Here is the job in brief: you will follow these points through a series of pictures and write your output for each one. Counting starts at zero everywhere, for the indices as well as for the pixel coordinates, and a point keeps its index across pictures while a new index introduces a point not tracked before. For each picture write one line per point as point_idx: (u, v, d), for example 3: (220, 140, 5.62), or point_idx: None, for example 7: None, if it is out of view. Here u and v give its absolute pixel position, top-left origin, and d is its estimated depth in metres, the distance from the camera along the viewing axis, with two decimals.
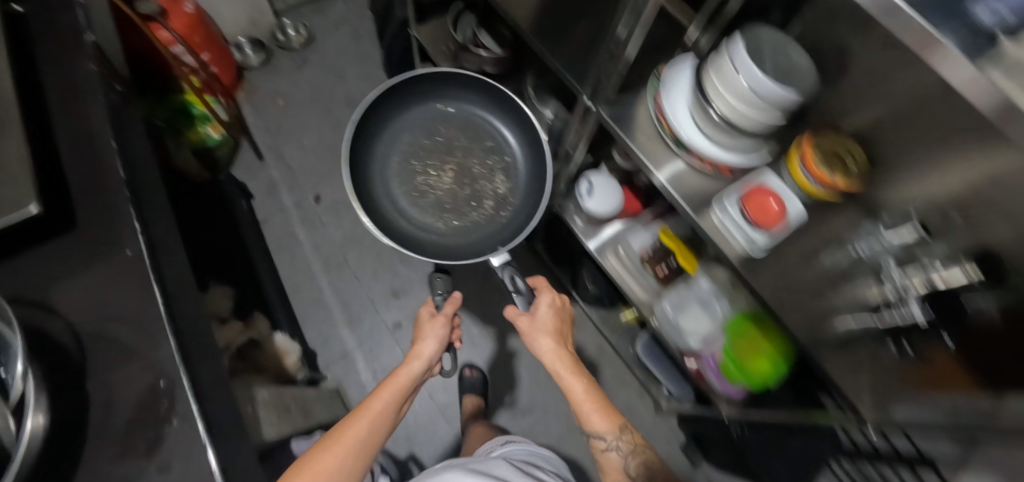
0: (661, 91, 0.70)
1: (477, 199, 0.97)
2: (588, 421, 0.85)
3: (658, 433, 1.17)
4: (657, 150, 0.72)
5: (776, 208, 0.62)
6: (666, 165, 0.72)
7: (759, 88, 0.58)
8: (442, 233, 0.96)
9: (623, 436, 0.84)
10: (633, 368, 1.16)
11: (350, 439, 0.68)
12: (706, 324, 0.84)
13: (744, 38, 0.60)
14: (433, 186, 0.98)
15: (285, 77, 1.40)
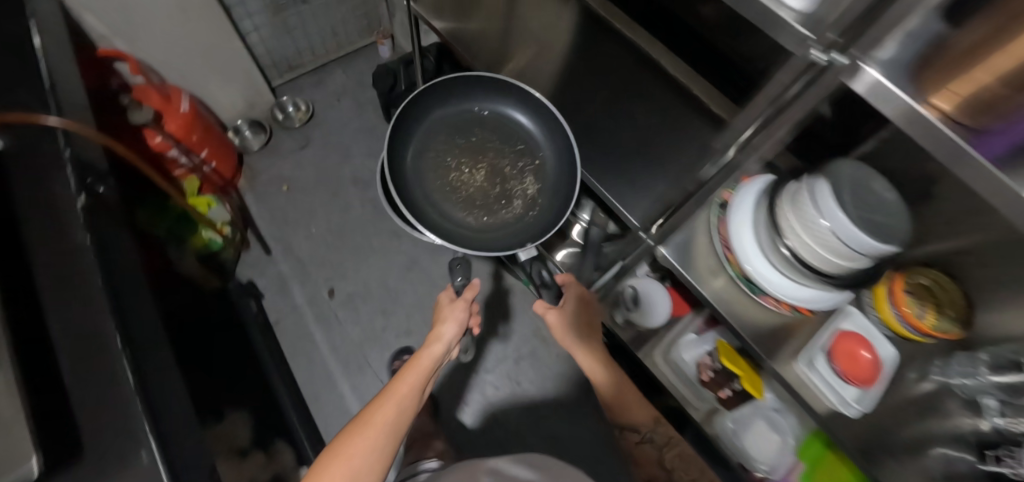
0: (726, 221, 0.65)
1: (511, 196, 0.86)
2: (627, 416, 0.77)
3: None
4: (727, 288, 0.66)
5: (868, 362, 0.57)
6: (735, 305, 0.65)
7: (841, 229, 0.52)
8: (472, 230, 0.84)
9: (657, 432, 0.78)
10: None
11: (381, 428, 0.58)
12: (777, 444, 0.77)
13: (822, 177, 0.55)
14: (465, 181, 0.87)
15: (288, 158, 1.34)
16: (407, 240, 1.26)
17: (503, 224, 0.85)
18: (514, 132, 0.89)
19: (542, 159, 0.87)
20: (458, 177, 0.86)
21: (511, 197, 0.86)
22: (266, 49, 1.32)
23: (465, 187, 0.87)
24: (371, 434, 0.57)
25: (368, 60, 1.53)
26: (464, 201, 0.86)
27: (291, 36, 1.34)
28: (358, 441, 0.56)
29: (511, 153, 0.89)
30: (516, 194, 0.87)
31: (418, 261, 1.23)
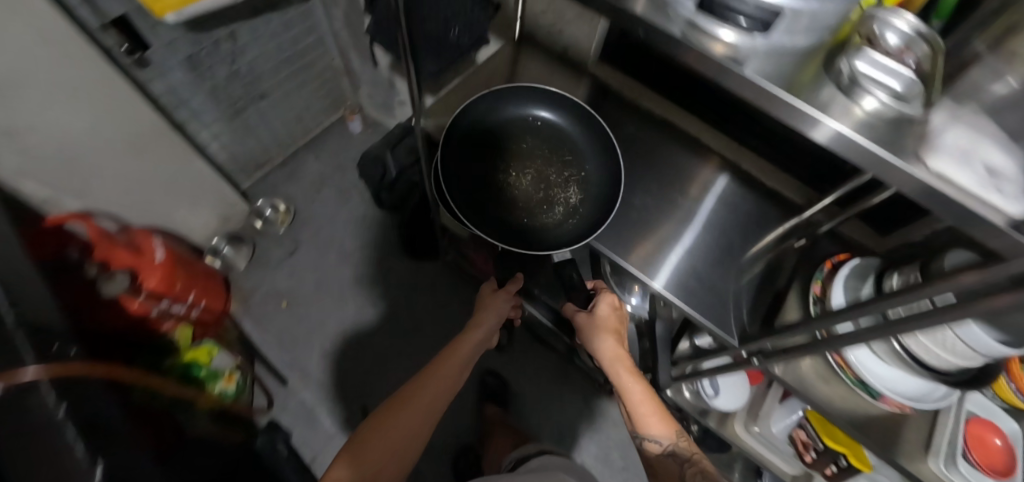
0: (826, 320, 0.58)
1: (553, 203, 0.72)
2: (643, 418, 0.65)
3: None
4: (842, 397, 0.60)
5: (1000, 450, 0.55)
6: (858, 413, 0.59)
7: (979, 343, 0.46)
8: (510, 230, 0.70)
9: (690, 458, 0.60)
10: None
11: (424, 399, 0.64)
12: None
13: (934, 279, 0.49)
14: (503, 179, 0.73)
15: (280, 268, 1.22)
16: (433, 335, 1.17)
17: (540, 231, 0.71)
18: (560, 144, 0.76)
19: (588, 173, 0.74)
20: (501, 178, 0.73)
21: (551, 206, 0.72)
22: (228, 155, 1.19)
23: (506, 189, 0.73)
24: (415, 412, 0.62)
25: (340, 136, 1.40)
26: (500, 202, 0.72)
27: (253, 134, 1.21)
28: (402, 412, 0.61)
29: (553, 161, 0.75)
30: (558, 204, 0.73)
31: None
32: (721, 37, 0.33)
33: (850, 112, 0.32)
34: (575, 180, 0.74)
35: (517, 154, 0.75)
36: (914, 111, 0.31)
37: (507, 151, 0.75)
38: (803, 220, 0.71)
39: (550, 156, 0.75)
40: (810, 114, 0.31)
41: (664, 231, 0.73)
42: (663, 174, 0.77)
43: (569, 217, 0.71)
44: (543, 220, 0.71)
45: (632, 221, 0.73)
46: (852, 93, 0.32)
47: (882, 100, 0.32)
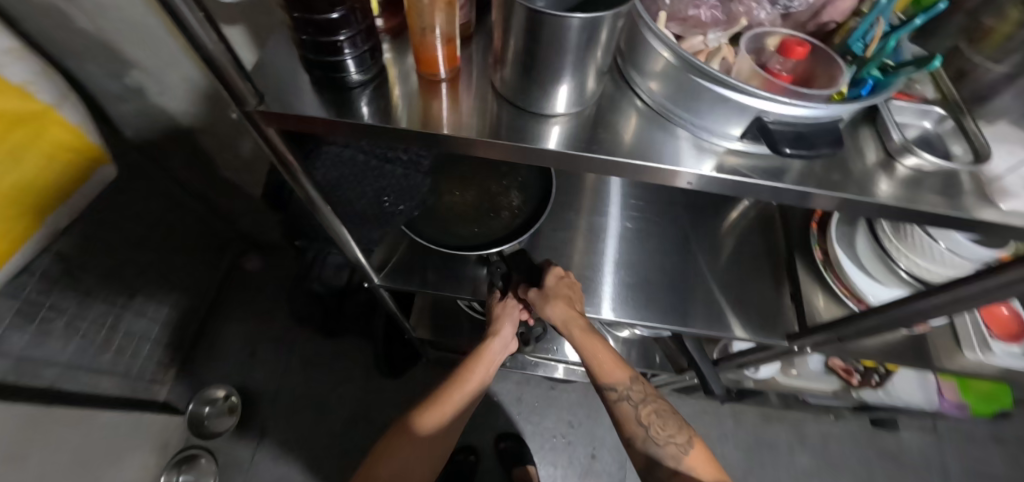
0: (838, 278, 0.61)
1: (498, 210, 0.63)
2: (601, 373, 0.55)
3: (881, 446, 1.11)
4: (881, 345, 0.63)
5: (1009, 318, 0.65)
6: (904, 348, 0.64)
7: (959, 244, 0.48)
8: (463, 243, 0.60)
9: (648, 399, 0.54)
10: (812, 417, 1.12)
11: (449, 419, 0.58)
12: (916, 391, 0.81)
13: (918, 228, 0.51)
14: (439, 197, 0.62)
15: (257, 467, 1.02)
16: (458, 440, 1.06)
17: (491, 236, 0.61)
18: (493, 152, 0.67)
19: (527, 175, 0.66)
20: (438, 195, 0.62)
21: (497, 212, 0.62)
22: (123, 379, 0.94)
23: (445, 207, 0.62)
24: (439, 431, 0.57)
25: (241, 288, 1.21)
26: (444, 220, 0.61)
27: (143, 343, 0.98)
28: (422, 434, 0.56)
29: (489, 173, 0.65)
30: (504, 209, 0.63)
31: (489, 448, 1.06)
32: (734, 148, 0.33)
33: (893, 174, 0.32)
34: (516, 184, 0.65)
35: (449, 171, 0.63)
36: (962, 166, 0.32)
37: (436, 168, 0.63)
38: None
39: (485, 166, 0.65)
40: (859, 198, 0.31)
41: (629, 260, 0.70)
42: (590, 200, 0.74)
43: (517, 217, 0.62)
44: (491, 228, 0.61)
45: (602, 264, 0.69)
46: (896, 156, 0.33)
47: (925, 159, 0.32)
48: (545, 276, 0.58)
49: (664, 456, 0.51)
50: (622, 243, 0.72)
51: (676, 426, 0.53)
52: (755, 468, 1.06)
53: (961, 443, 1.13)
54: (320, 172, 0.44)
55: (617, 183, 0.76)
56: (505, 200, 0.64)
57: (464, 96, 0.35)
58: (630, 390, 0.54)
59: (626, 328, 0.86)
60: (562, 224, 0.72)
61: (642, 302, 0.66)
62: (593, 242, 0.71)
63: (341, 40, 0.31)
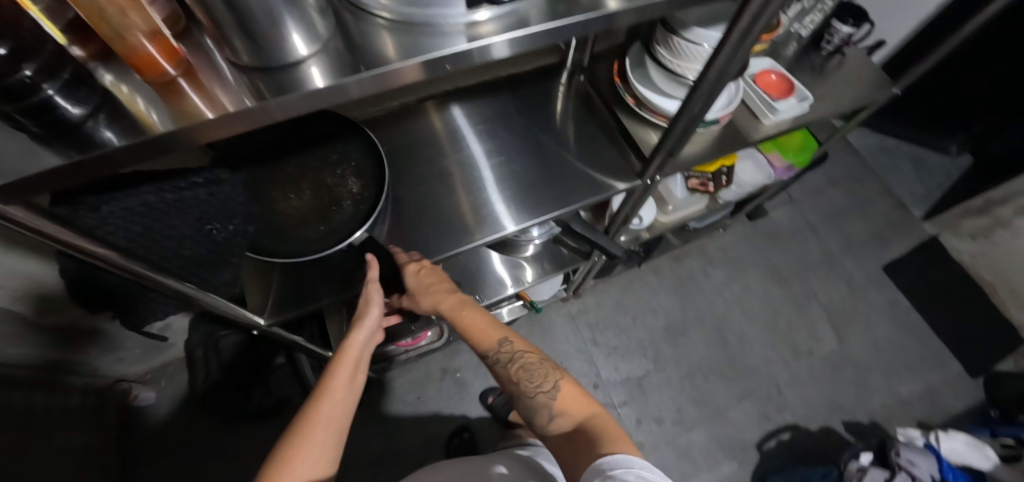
0: (652, 111, 0.72)
1: (340, 202, 0.61)
2: (479, 342, 0.61)
3: (762, 231, 1.33)
4: (703, 144, 0.75)
5: (777, 78, 0.80)
6: (726, 137, 0.76)
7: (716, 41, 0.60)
8: (319, 245, 0.58)
9: (517, 356, 0.58)
10: (708, 238, 1.30)
11: (330, 432, 0.49)
12: (755, 170, 0.97)
13: (679, 39, 0.62)
14: (278, 204, 0.60)
15: None
16: (449, 426, 1.07)
17: (339, 229, 0.59)
18: (318, 147, 0.63)
19: (359, 161, 0.63)
20: (271, 203, 0.60)
21: (337, 206, 0.60)
22: None
23: (286, 214, 0.59)
24: (315, 454, 0.46)
25: (150, 425, 1.08)
26: (293, 231, 0.59)
27: None
28: (304, 463, 0.45)
29: (321, 166, 0.62)
30: (344, 199, 0.61)
31: (475, 414, 1.08)
32: (478, 20, 0.36)
33: None
34: (351, 171, 0.62)
35: (279, 175, 0.61)
36: None
37: (266, 174, 0.61)
38: (571, 67, 0.81)
39: (314, 163, 0.63)
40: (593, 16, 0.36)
41: (493, 179, 0.73)
42: (433, 146, 0.75)
43: (361, 203, 0.60)
44: (338, 221, 0.59)
45: (472, 197, 0.72)
46: None
47: None
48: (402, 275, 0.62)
49: (536, 406, 0.54)
50: (480, 168, 0.74)
51: (542, 376, 0.56)
52: (688, 300, 1.23)
53: (811, 198, 1.39)
54: (119, 235, 0.39)
55: (447, 122, 0.78)
56: (343, 191, 0.61)
57: (211, 82, 0.33)
58: (500, 353, 0.59)
59: (527, 244, 0.91)
60: (420, 179, 0.73)
61: (519, 209, 0.71)
62: (454, 183, 0.73)
63: (28, 75, 0.26)
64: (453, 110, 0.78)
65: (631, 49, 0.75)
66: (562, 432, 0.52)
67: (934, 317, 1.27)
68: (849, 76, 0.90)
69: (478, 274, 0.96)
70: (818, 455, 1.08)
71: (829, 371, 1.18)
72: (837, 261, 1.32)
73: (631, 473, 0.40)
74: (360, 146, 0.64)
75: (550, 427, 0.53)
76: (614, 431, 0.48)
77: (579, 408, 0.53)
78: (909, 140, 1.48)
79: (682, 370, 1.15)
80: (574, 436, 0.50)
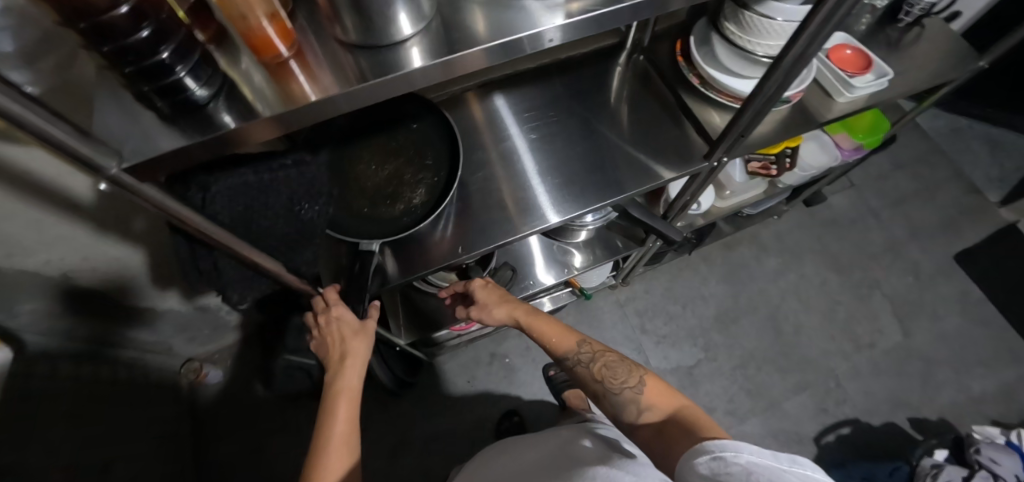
0: (719, 92, 0.70)
1: (397, 199, 0.61)
2: (554, 347, 0.62)
3: (820, 217, 1.27)
4: (772, 125, 0.71)
5: (852, 53, 0.75)
6: (796, 118, 0.73)
7: (793, 13, 0.55)
8: (378, 227, 0.59)
9: (597, 356, 0.58)
10: (761, 225, 1.25)
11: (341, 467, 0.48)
12: (822, 153, 0.94)
13: (752, 20, 0.59)
14: (361, 179, 0.62)
15: None
16: (498, 410, 1.09)
17: (392, 225, 0.59)
18: (422, 145, 0.64)
19: (436, 179, 0.62)
20: (353, 168, 0.62)
21: (393, 203, 0.61)
22: None
23: (358, 183, 0.62)
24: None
25: (215, 404, 1.14)
26: (364, 213, 0.60)
27: None
28: None
29: (412, 159, 0.63)
30: (404, 202, 0.61)
31: (523, 400, 1.10)
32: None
33: None
34: (427, 184, 0.62)
35: (375, 147, 0.64)
36: None
37: (365, 143, 0.64)
38: (630, 48, 0.79)
39: (410, 154, 0.64)
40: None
41: (549, 164, 0.73)
42: (492, 132, 0.76)
43: (409, 214, 0.60)
44: (383, 216, 0.60)
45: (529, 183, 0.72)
46: None
47: None
48: (471, 289, 0.72)
49: (624, 402, 0.52)
50: (541, 152, 0.74)
51: (625, 372, 0.55)
52: (741, 288, 1.19)
53: (874, 183, 1.31)
54: (222, 212, 0.41)
55: (505, 106, 0.78)
56: (407, 196, 0.61)
57: (318, 66, 0.34)
58: (580, 354, 0.59)
59: (580, 231, 0.91)
60: (478, 166, 0.73)
61: (579, 194, 0.70)
62: (511, 169, 0.73)
63: (165, 56, 0.29)
64: (496, 101, 0.78)
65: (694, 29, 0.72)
66: (654, 426, 0.50)
67: (1011, 309, 1.18)
68: (932, 48, 0.83)
69: (528, 261, 0.96)
70: (883, 452, 1.03)
71: (893, 365, 1.12)
72: (903, 248, 1.24)
73: (742, 458, 0.37)
74: (451, 157, 0.63)
75: (640, 421, 0.51)
76: (709, 422, 0.47)
77: (667, 400, 0.51)
78: (985, 119, 1.37)
79: (734, 360, 1.12)
80: (667, 427, 0.48)
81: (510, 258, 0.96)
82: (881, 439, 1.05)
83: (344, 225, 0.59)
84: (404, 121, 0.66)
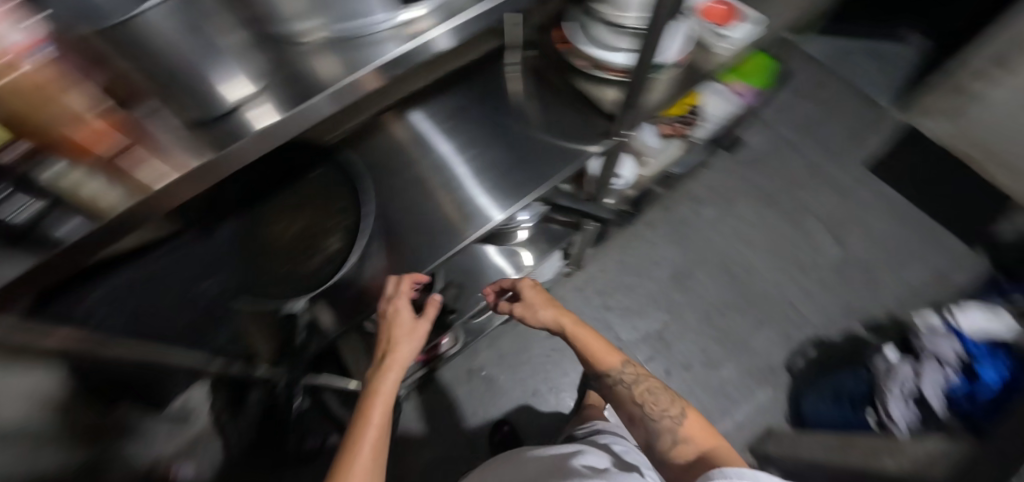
0: (609, 69, 0.68)
1: (314, 250, 0.59)
2: (596, 361, 0.67)
3: (742, 158, 1.34)
4: (666, 89, 0.72)
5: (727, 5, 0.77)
6: (689, 77, 0.73)
7: None
8: (296, 284, 0.57)
9: (640, 379, 0.64)
10: (692, 179, 1.30)
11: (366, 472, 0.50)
12: (721, 102, 0.98)
13: None
14: (273, 237, 0.60)
15: None
16: (490, 423, 1.08)
17: (310, 277, 0.58)
18: (333, 188, 0.62)
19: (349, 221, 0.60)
20: (263, 227, 0.60)
21: (310, 254, 0.59)
22: None
23: (272, 241, 0.60)
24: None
25: None
26: (280, 271, 0.58)
27: None
28: None
29: (320, 206, 0.61)
30: (322, 250, 0.59)
31: (511, 406, 1.10)
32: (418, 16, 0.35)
33: None
34: (340, 227, 0.60)
35: (280, 201, 0.62)
36: None
37: (272, 198, 0.61)
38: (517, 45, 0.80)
39: (319, 199, 0.62)
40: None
41: (463, 176, 0.73)
42: (400, 158, 0.76)
43: (327, 265, 0.58)
44: (301, 271, 0.58)
45: (447, 201, 0.72)
46: None
47: None
48: (518, 286, 0.75)
49: (660, 429, 0.59)
50: (456, 166, 0.73)
51: (666, 401, 0.61)
52: (687, 243, 1.23)
53: (781, 115, 1.39)
54: (109, 320, 0.48)
55: (408, 131, 0.78)
56: (322, 244, 0.59)
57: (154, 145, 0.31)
58: (622, 374, 0.65)
59: (518, 230, 0.91)
60: (394, 193, 0.72)
61: (500, 198, 0.70)
62: (428, 191, 0.73)
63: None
64: (397, 127, 0.78)
65: (560, 15, 0.73)
66: (687, 456, 0.56)
67: (924, 201, 1.29)
68: None
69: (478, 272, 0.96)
70: (847, 359, 1.10)
71: (838, 278, 1.20)
72: (821, 169, 1.32)
73: None
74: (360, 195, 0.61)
75: (672, 451, 0.57)
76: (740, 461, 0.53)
77: (705, 430, 0.57)
78: (860, 34, 1.48)
79: (698, 312, 1.17)
80: (704, 459, 0.54)
81: (459, 274, 0.95)
82: (843, 348, 1.13)
83: (262, 289, 0.57)
84: (308, 167, 0.63)
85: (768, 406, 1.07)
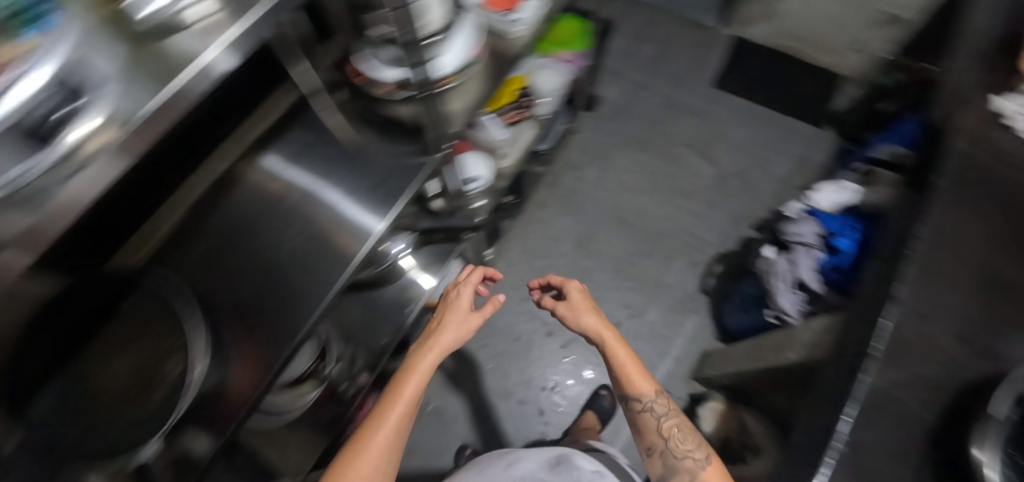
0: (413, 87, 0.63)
1: (158, 381, 0.49)
2: (630, 384, 0.69)
3: (603, 113, 1.38)
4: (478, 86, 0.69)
5: None
6: (497, 70, 0.71)
7: None
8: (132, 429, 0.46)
9: (670, 415, 0.68)
10: (564, 147, 1.33)
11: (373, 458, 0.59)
12: (551, 73, 0.99)
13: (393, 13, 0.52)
14: (101, 384, 0.50)
15: None
16: (455, 452, 1.07)
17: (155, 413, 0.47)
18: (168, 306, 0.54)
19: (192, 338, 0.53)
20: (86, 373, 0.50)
21: (151, 387, 0.49)
22: None
23: (100, 388, 0.49)
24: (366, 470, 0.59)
25: None
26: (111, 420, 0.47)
27: None
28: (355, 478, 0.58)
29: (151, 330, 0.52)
30: (168, 377, 0.49)
31: (469, 426, 1.08)
32: (91, 131, 0.27)
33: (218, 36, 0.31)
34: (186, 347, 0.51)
35: (107, 337, 0.52)
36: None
37: (82, 346, 0.51)
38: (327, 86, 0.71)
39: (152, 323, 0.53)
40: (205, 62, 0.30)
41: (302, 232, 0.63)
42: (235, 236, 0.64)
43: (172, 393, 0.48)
44: (140, 412, 0.47)
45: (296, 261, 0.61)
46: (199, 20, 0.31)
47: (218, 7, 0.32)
48: (569, 288, 0.77)
49: (680, 466, 0.64)
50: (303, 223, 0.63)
51: (694, 441, 0.65)
52: (580, 209, 1.26)
53: (625, 61, 1.45)
54: None
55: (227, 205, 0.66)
56: (168, 369, 0.50)
57: None
58: (654, 404, 0.68)
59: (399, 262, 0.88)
60: (243, 278, 0.60)
61: None
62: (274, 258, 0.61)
63: None
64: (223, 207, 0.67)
65: (348, 49, 0.69)
66: None
67: (769, 99, 1.40)
68: None
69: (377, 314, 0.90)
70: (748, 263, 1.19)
71: (719, 193, 1.28)
72: (675, 100, 1.40)
73: None
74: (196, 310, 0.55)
75: None
76: None
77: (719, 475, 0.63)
78: None
79: (610, 270, 1.20)
80: None
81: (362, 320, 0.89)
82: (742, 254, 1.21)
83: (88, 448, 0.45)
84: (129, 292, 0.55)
85: (697, 331, 1.14)
